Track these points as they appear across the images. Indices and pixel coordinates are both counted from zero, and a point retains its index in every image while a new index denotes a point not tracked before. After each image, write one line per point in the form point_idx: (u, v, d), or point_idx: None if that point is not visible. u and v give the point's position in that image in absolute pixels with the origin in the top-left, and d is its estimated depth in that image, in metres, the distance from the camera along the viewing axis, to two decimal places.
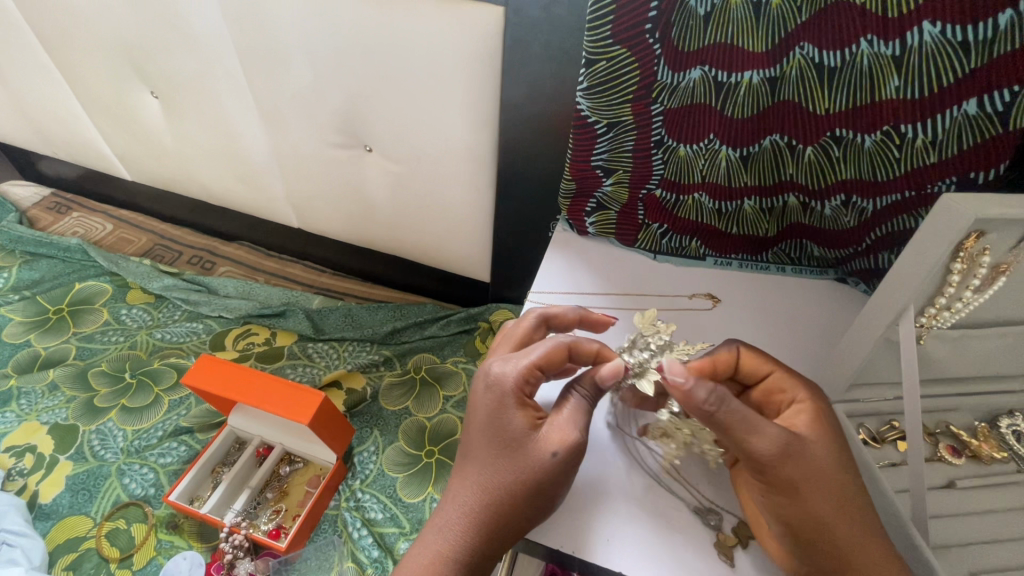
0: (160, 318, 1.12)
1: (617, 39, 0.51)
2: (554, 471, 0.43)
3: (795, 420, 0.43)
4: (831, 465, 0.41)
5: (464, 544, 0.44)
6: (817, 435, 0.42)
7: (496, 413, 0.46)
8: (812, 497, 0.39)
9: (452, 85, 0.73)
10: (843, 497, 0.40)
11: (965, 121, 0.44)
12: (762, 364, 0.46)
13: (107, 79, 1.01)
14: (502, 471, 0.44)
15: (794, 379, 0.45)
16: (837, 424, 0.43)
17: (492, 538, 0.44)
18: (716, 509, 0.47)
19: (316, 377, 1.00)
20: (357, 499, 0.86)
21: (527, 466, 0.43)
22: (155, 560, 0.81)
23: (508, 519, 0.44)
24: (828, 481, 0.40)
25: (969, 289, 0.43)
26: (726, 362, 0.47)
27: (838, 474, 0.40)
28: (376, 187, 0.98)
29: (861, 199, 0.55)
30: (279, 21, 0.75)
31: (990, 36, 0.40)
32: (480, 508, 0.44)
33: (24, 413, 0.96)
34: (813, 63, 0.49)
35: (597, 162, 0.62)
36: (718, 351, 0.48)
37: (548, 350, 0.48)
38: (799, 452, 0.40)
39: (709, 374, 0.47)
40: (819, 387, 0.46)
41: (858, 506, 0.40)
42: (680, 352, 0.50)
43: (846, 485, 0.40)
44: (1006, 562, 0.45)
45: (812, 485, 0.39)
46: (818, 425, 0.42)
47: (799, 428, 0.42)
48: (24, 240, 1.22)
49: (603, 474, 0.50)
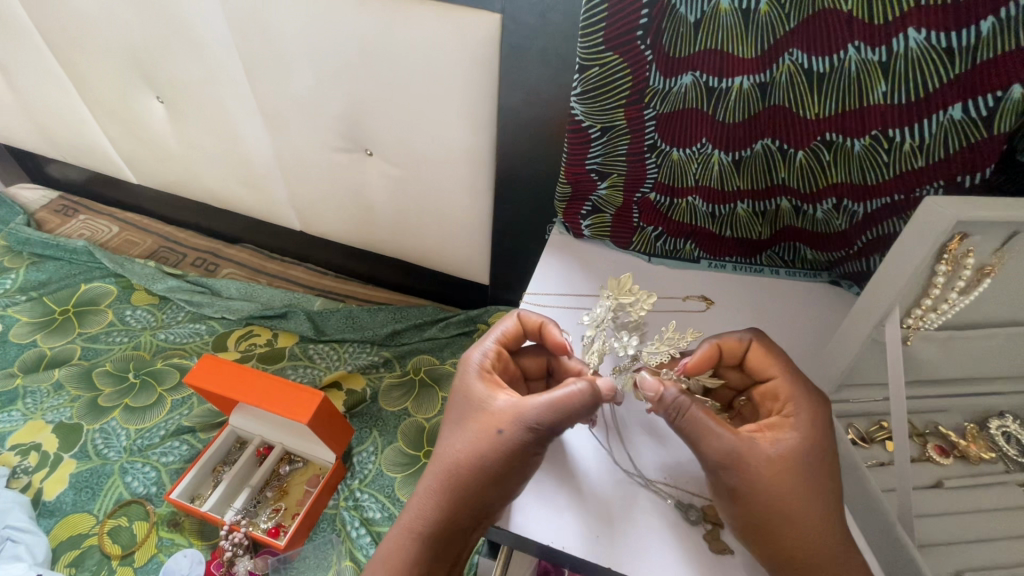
0: (164, 318, 1.14)
1: (610, 46, 0.52)
2: (503, 446, 0.45)
3: (778, 429, 0.44)
4: (797, 480, 0.41)
5: (426, 521, 0.46)
6: (789, 452, 0.42)
7: (462, 386, 0.50)
8: (755, 506, 0.41)
9: (451, 91, 0.75)
10: (814, 505, 0.41)
11: (951, 126, 0.45)
12: (770, 364, 0.46)
13: (115, 84, 1.04)
14: (461, 449, 0.47)
15: (796, 389, 0.45)
16: (826, 442, 0.43)
17: (457, 521, 0.46)
18: (686, 504, 0.48)
19: (317, 377, 1.02)
20: (355, 499, 0.87)
21: (484, 438, 0.46)
22: (156, 557, 0.82)
23: (467, 501, 0.45)
24: (789, 489, 0.41)
25: (955, 290, 0.44)
26: (732, 350, 0.48)
27: (798, 489, 0.41)
28: (376, 190, 0.99)
29: (852, 202, 0.56)
30: (283, 30, 0.77)
31: (973, 43, 0.41)
32: (439, 484, 0.46)
33: (30, 412, 0.97)
34: (802, 68, 0.49)
35: (592, 165, 0.63)
36: (726, 335, 0.48)
37: (504, 325, 0.55)
38: (755, 460, 0.42)
39: (712, 359, 0.49)
40: (824, 400, 0.45)
41: (831, 509, 0.41)
42: (668, 344, 0.52)
43: (807, 500, 0.41)
44: (992, 561, 0.45)
45: (754, 496, 0.41)
46: (797, 441, 0.42)
47: (776, 438, 0.43)
48: (32, 242, 1.23)
49: (585, 468, 0.50)
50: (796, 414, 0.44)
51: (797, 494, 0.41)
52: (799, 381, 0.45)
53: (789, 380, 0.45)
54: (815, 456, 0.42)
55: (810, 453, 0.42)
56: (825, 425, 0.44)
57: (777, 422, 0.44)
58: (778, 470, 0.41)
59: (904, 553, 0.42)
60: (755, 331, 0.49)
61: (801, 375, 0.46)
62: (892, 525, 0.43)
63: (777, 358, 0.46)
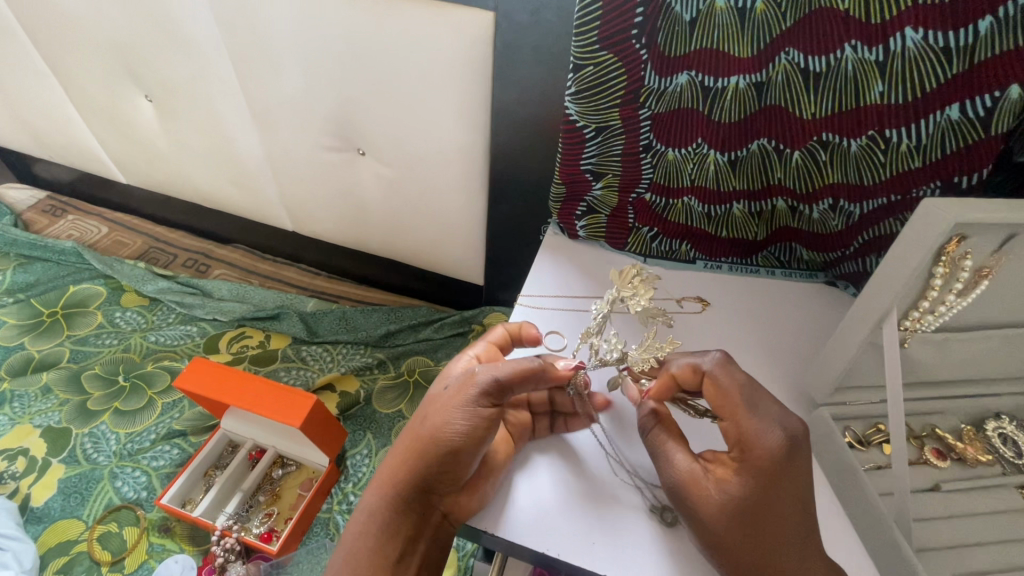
0: (154, 320, 1.12)
1: (605, 45, 0.51)
2: (449, 404, 0.45)
3: (728, 469, 0.42)
4: (746, 523, 0.39)
5: (383, 494, 0.46)
6: (737, 496, 0.40)
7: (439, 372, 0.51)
8: (708, 545, 0.40)
9: (445, 90, 0.74)
10: (773, 545, 0.39)
11: (948, 126, 0.44)
12: (720, 400, 0.44)
13: (102, 83, 1.02)
14: (416, 415, 0.48)
15: (750, 429, 0.42)
16: (786, 483, 0.40)
17: (405, 492, 0.45)
18: (673, 507, 0.47)
19: (309, 380, 1.01)
20: (349, 502, 0.86)
21: (439, 404, 0.46)
22: (147, 564, 0.81)
23: (413, 467, 0.45)
24: (734, 532, 0.39)
25: (952, 292, 0.43)
26: (687, 380, 0.47)
27: (748, 532, 0.39)
28: (369, 190, 0.98)
29: (848, 203, 0.55)
30: (272, 28, 0.76)
31: (971, 42, 0.41)
32: (399, 457, 0.46)
33: (18, 417, 0.96)
34: (799, 68, 0.49)
35: (586, 166, 0.62)
36: (679, 366, 0.47)
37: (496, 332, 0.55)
38: (697, 502, 0.41)
39: (673, 386, 0.48)
40: (795, 435, 0.42)
41: (795, 550, 0.39)
42: (650, 351, 0.50)
43: (762, 541, 0.39)
44: (988, 565, 0.45)
45: (704, 537, 0.40)
46: (746, 484, 0.40)
47: (724, 479, 0.41)
48: (18, 243, 1.21)
49: (576, 475, 0.49)
50: (746, 455, 0.41)
51: (746, 537, 0.39)
52: (756, 422, 0.42)
53: (739, 421, 0.42)
54: (768, 499, 0.40)
55: (755, 499, 0.40)
56: (789, 465, 0.40)
57: (727, 462, 0.42)
58: (723, 514, 0.40)
59: (899, 554, 0.42)
60: (719, 358, 0.46)
61: (765, 411, 0.42)
62: (890, 529, 0.43)
63: (727, 395, 0.44)
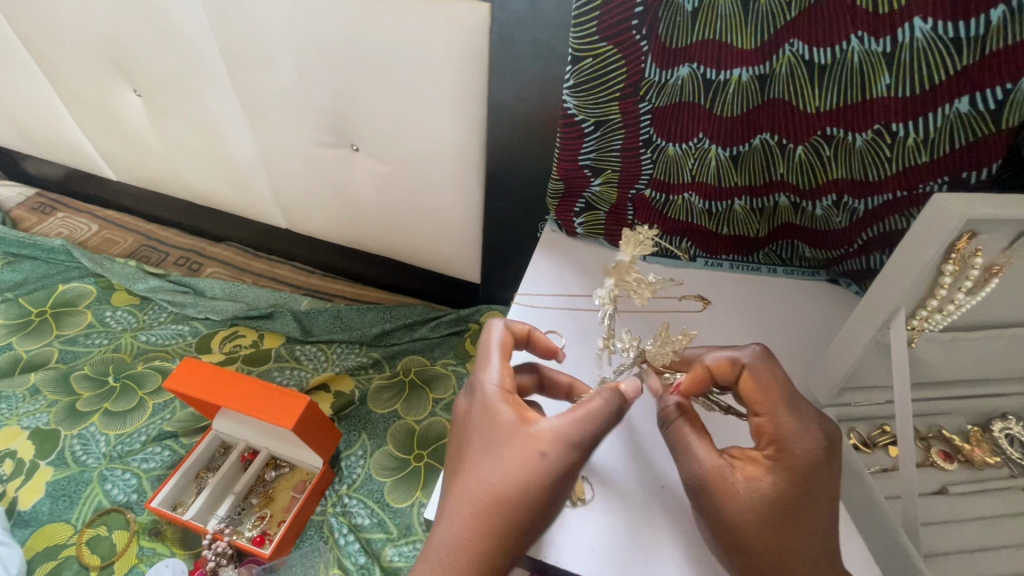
0: (145, 320, 1.10)
1: (604, 36, 0.50)
2: (532, 477, 0.39)
3: (758, 465, 0.40)
4: (773, 521, 0.38)
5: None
6: (767, 493, 0.39)
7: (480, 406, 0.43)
8: (726, 541, 0.39)
9: (440, 85, 0.72)
10: (794, 544, 0.38)
11: (957, 120, 0.43)
12: (759, 397, 0.42)
13: (90, 78, 1.00)
14: (484, 480, 0.39)
15: (787, 426, 0.40)
16: (816, 483, 0.39)
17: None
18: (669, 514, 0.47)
19: (303, 380, 1.00)
20: (344, 505, 0.85)
21: (519, 470, 0.39)
22: (137, 568, 0.79)
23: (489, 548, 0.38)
24: (760, 530, 0.38)
25: (961, 291, 0.42)
26: (724, 374, 0.44)
27: (774, 530, 0.38)
28: (364, 188, 0.96)
29: (852, 199, 0.54)
30: (262, 21, 0.74)
31: (982, 32, 0.39)
32: (470, 534, 0.38)
33: (5, 418, 0.94)
34: (803, 60, 0.47)
35: (585, 161, 0.61)
36: (716, 359, 0.45)
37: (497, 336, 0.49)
38: (724, 496, 0.39)
39: (706, 380, 0.46)
40: (827, 437, 0.41)
41: (816, 552, 0.38)
42: (667, 345, 0.50)
43: (783, 540, 0.38)
44: (995, 569, 0.44)
45: (725, 532, 0.39)
46: (777, 482, 0.39)
47: (754, 474, 0.40)
48: (6, 241, 1.19)
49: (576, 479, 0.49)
50: (779, 453, 0.40)
51: (771, 536, 0.38)
52: (795, 420, 0.41)
53: (777, 416, 0.41)
54: (797, 497, 0.39)
55: (786, 498, 0.39)
56: (823, 468, 0.40)
57: (757, 458, 0.41)
58: (750, 509, 0.38)
59: (905, 558, 0.41)
60: (758, 351, 0.43)
61: (804, 413, 0.41)
62: (897, 534, 0.42)
63: (768, 392, 0.42)
